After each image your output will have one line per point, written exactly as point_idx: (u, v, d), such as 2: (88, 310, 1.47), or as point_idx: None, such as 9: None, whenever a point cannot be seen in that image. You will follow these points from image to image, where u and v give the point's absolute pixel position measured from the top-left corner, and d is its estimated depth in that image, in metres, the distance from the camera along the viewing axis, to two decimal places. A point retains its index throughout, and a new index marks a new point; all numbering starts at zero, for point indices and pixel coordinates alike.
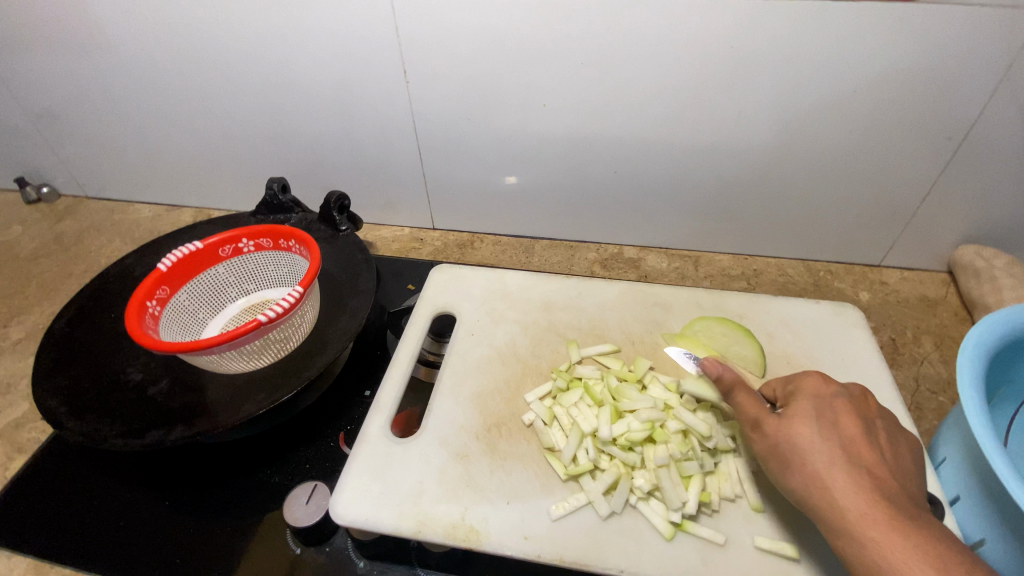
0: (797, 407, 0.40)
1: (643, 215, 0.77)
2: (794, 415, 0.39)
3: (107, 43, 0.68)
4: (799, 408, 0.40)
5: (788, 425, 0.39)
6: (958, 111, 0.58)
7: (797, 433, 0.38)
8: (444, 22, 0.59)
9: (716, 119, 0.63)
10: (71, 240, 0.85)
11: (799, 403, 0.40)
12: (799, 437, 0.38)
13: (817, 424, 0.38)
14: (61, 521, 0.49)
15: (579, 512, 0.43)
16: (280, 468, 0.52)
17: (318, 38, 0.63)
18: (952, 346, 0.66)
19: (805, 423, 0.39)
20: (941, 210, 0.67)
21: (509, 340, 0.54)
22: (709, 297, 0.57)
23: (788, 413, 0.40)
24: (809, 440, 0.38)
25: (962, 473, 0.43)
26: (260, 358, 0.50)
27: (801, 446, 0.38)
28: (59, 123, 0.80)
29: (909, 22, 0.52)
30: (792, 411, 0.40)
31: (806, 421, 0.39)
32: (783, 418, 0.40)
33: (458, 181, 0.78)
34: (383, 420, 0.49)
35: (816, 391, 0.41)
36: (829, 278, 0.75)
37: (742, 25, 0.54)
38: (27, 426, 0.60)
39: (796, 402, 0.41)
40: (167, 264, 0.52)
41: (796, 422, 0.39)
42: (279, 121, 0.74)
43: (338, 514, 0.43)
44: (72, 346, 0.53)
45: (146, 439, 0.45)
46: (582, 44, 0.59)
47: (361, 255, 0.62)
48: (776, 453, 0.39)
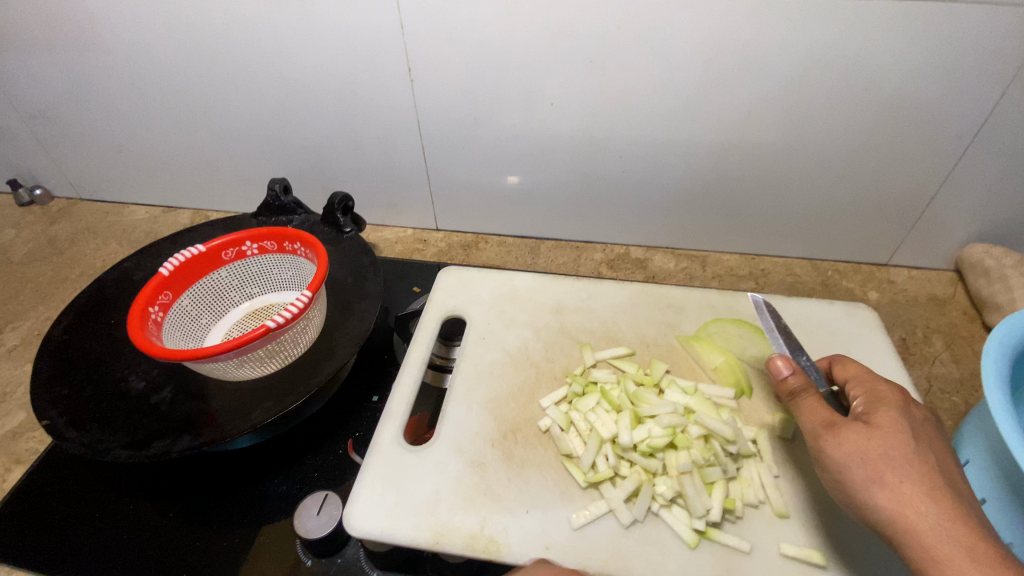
0: (884, 419, 0.38)
1: (650, 215, 0.76)
2: (884, 426, 0.37)
3: (101, 42, 0.67)
4: (888, 419, 0.38)
5: (879, 438, 0.37)
6: (970, 110, 0.57)
7: (889, 446, 0.36)
8: (449, 20, 0.58)
9: (726, 118, 0.62)
10: (66, 243, 0.83)
11: (887, 414, 0.38)
12: (890, 452, 0.36)
13: (908, 440, 0.37)
14: (62, 535, 0.47)
15: (599, 521, 0.42)
16: (289, 477, 0.51)
17: (320, 37, 0.62)
18: (962, 345, 0.66)
19: (896, 437, 0.37)
20: (950, 208, 0.67)
21: (521, 344, 0.53)
22: (722, 298, 0.56)
23: (871, 422, 0.38)
24: (899, 455, 0.36)
25: (987, 476, 0.43)
26: (267, 365, 0.49)
27: (889, 462, 0.36)
28: (52, 123, 0.78)
29: (922, 20, 0.51)
30: (877, 421, 0.38)
31: (898, 435, 0.37)
32: (870, 428, 0.37)
33: (462, 181, 0.77)
34: (395, 427, 0.48)
35: (897, 401, 0.39)
36: (837, 277, 0.75)
37: (754, 23, 0.53)
38: (24, 436, 0.58)
39: (881, 411, 0.39)
40: (169, 269, 0.51)
41: (885, 434, 0.37)
42: (279, 121, 0.72)
43: (353, 525, 0.42)
44: (72, 353, 0.51)
45: (151, 450, 0.44)
46: (590, 42, 0.58)
47: (367, 257, 0.61)
48: (861, 466, 0.36)
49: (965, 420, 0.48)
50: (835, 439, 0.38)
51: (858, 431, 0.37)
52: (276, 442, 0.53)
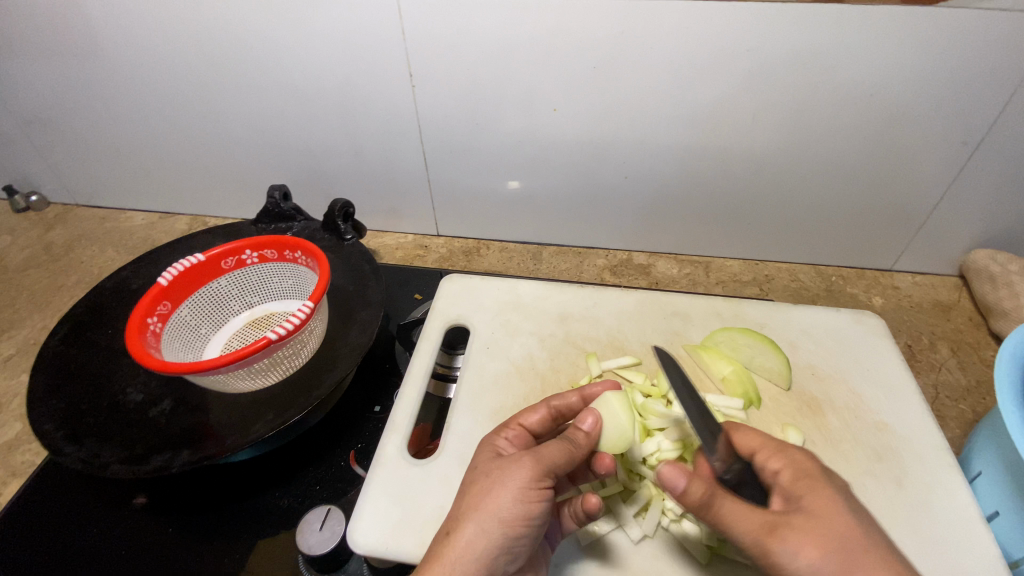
0: (816, 499, 0.34)
1: (653, 221, 0.76)
2: (819, 512, 0.33)
3: (97, 46, 0.66)
4: (821, 502, 0.34)
5: (826, 528, 0.32)
6: (976, 115, 0.57)
7: (841, 536, 0.32)
8: (451, 24, 0.57)
9: (731, 123, 0.62)
10: (62, 250, 0.82)
11: (817, 497, 0.34)
12: (842, 541, 0.31)
13: (851, 518, 0.33)
14: (58, 551, 0.46)
15: (610, 535, 0.44)
16: (290, 490, 0.50)
17: (320, 41, 0.61)
18: (969, 352, 0.65)
19: (841, 521, 0.33)
20: (955, 214, 0.67)
21: (526, 354, 0.53)
22: (728, 306, 0.55)
23: (805, 509, 0.34)
24: (857, 543, 0.31)
25: (999, 488, 0.42)
26: (268, 377, 0.48)
27: (849, 554, 0.31)
28: (47, 129, 0.77)
29: (928, 25, 0.51)
30: (809, 505, 0.34)
31: (842, 518, 0.33)
32: (807, 519, 0.33)
33: (463, 186, 0.76)
34: (399, 440, 0.48)
35: (818, 469, 0.36)
36: (841, 283, 0.74)
37: (759, 27, 0.53)
38: (21, 448, 0.57)
39: (807, 487, 0.35)
40: (167, 278, 0.50)
41: (832, 522, 0.32)
42: (278, 126, 0.72)
43: (357, 542, 0.42)
44: (68, 365, 0.50)
45: (150, 464, 0.43)
46: (593, 46, 0.57)
47: (369, 265, 0.60)
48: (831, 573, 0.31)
49: (975, 432, 0.47)
50: (785, 547, 0.32)
51: (803, 524, 0.32)
52: (277, 454, 0.52)
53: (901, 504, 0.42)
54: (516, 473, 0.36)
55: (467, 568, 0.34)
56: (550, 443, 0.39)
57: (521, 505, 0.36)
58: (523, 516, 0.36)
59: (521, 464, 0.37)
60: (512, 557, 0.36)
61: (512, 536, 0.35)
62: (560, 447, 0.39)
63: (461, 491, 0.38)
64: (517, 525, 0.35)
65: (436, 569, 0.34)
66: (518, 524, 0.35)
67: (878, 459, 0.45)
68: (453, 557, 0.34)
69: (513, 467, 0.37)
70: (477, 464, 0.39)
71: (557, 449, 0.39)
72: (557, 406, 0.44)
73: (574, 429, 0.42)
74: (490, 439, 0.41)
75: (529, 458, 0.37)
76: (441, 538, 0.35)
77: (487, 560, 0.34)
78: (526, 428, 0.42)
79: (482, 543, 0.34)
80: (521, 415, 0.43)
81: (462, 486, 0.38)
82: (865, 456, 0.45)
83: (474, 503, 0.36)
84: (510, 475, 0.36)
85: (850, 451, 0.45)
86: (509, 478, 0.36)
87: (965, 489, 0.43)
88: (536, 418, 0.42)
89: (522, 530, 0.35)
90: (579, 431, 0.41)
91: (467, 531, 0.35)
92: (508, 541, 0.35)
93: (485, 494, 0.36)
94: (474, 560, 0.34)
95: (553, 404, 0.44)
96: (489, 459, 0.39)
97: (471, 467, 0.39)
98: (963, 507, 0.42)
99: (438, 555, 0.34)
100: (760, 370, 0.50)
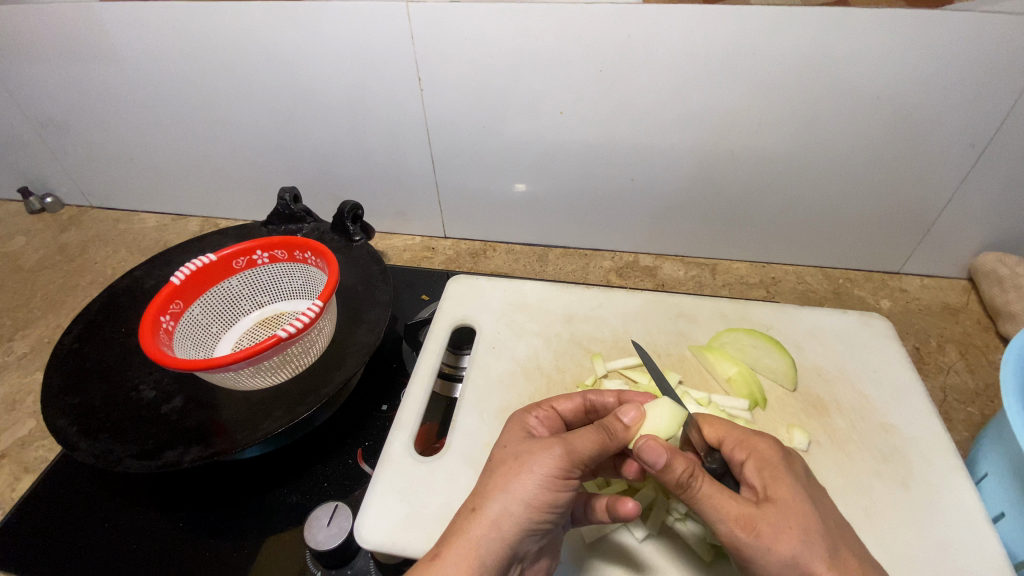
0: (782, 491, 0.35)
1: (658, 223, 0.76)
2: (788, 506, 0.35)
3: (112, 51, 0.67)
4: (788, 494, 0.35)
5: (793, 518, 0.34)
6: (982, 118, 0.57)
7: (806, 525, 0.34)
8: (458, 29, 0.58)
9: (737, 125, 0.62)
10: (76, 251, 0.84)
11: (785, 487, 0.35)
12: (806, 532, 0.34)
13: (808, 508, 0.35)
14: (70, 546, 0.47)
15: (616, 534, 0.45)
16: (298, 487, 0.50)
17: (331, 47, 0.62)
18: (977, 355, 0.65)
19: (802, 511, 0.34)
20: (963, 217, 0.66)
21: (531, 354, 0.53)
22: (734, 307, 0.55)
23: (771, 500, 0.35)
24: (818, 535, 0.34)
25: (1005, 490, 0.42)
26: (278, 375, 0.49)
27: (811, 546, 0.33)
28: (64, 132, 0.79)
29: (931, 28, 0.51)
30: (777, 496, 0.35)
31: (804, 509, 0.35)
32: (776, 510, 0.34)
33: (471, 190, 0.77)
34: (405, 438, 0.48)
35: (779, 458, 0.38)
36: (848, 285, 0.74)
37: (764, 31, 0.53)
38: (34, 445, 0.58)
39: (772, 478, 0.37)
40: (180, 278, 0.51)
41: (797, 514, 0.34)
42: (288, 129, 0.73)
43: (364, 538, 0.42)
44: (83, 362, 0.51)
45: (161, 459, 0.44)
46: (598, 52, 0.58)
47: (377, 266, 0.61)
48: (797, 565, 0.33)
49: (982, 434, 0.47)
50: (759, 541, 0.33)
51: (775, 517, 0.34)
52: (286, 452, 0.53)
53: (908, 505, 0.42)
54: (546, 459, 0.36)
55: (490, 545, 0.34)
56: (584, 429, 0.39)
57: (548, 490, 0.36)
58: (547, 502, 0.36)
59: (552, 450, 0.37)
60: (534, 537, 0.37)
61: (536, 518, 0.36)
62: (596, 434, 0.38)
63: (489, 470, 0.38)
64: (542, 509, 0.36)
65: (458, 539, 0.34)
66: (544, 509, 0.36)
67: (884, 460, 0.45)
68: (479, 532, 0.34)
69: (544, 452, 0.37)
70: (508, 443, 0.40)
71: (591, 438, 0.38)
72: (592, 399, 0.44)
73: (612, 419, 0.40)
74: (520, 417, 0.43)
75: (561, 446, 0.37)
76: (467, 514, 0.36)
77: (509, 540, 0.35)
78: (556, 412, 0.43)
79: (507, 523, 0.35)
80: (554, 399, 0.44)
81: (490, 467, 0.39)
82: (871, 457, 0.45)
83: (502, 484, 0.36)
84: (540, 460, 0.36)
85: (856, 452, 0.45)
86: (538, 463, 0.36)
87: (972, 491, 0.43)
88: (568, 405, 0.44)
89: (546, 514, 0.36)
90: (617, 422, 0.40)
91: (494, 510, 0.35)
92: (532, 523, 0.36)
93: (513, 477, 0.36)
94: (498, 538, 0.35)
95: (588, 395, 0.44)
96: (519, 441, 0.40)
97: (500, 446, 0.39)
98: (969, 509, 0.42)
99: (463, 529, 0.35)
100: (766, 371, 0.50)
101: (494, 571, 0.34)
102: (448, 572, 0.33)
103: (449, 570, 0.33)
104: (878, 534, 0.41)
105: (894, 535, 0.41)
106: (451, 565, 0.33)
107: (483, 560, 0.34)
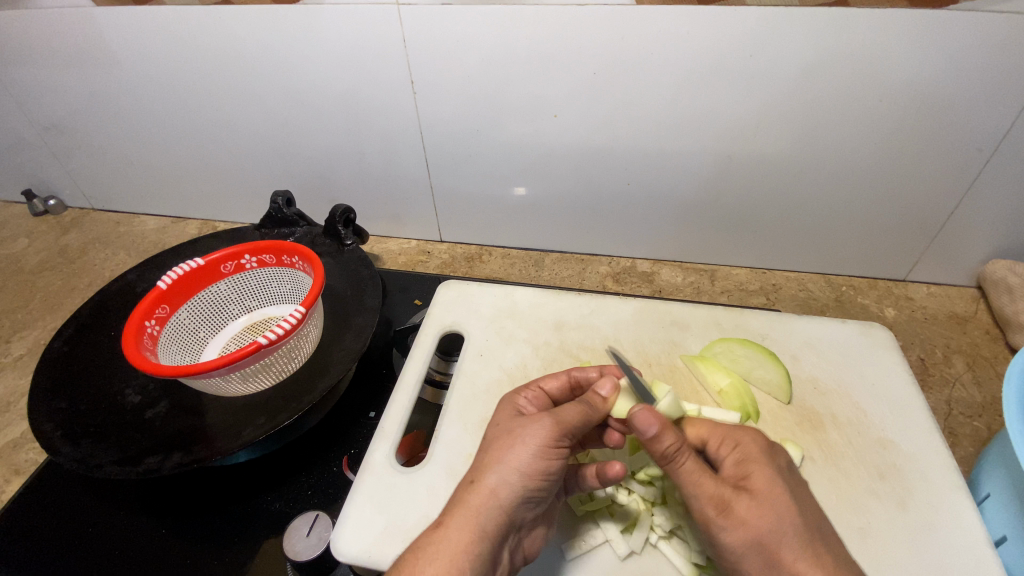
0: (758, 479, 0.35)
1: (655, 228, 0.75)
2: (762, 494, 0.34)
3: (110, 55, 0.67)
4: (765, 482, 0.35)
5: (766, 505, 0.34)
6: (990, 123, 0.55)
7: (777, 513, 0.34)
8: (452, 32, 0.58)
9: (735, 129, 0.61)
10: (76, 253, 0.84)
11: (763, 475, 0.35)
12: (777, 522, 0.33)
13: (785, 497, 0.34)
14: (51, 551, 0.47)
15: (596, 552, 0.43)
16: (281, 494, 0.50)
17: (326, 52, 0.62)
18: (985, 365, 0.63)
19: (777, 500, 0.34)
20: (970, 224, 0.64)
21: (518, 362, 0.53)
22: (728, 316, 0.54)
23: (748, 488, 0.35)
24: (786, 523, 0.33)
25: (1007, 512, 0.41)
26: (261, 380, 0.49)
27: (779, 534, 0.33)
28: (65, 135, 0.80)
29: (936, 28, 0.49)
30: (755, 484, 0.35)
31: (779, 498, 0.34)
32: (751, 497, 0.34)
33: (467, 193, 0.76)
34: (387, 448, 0.47)
35: (763, 452, 0.37)
36: (851, 293, 0.72)
37: (763, 33, 0.52)
38: (25, 447, 0.58)
39: (754, 468, 0.36)
40: (167, 282, 0.51)
41: (771, 502, 0.34)
42: (284, 132, 0.73)
43: (339, 550, 0.42)
44: (71, 365, 0.51)
45: (141, 466, 0.43)
46: (594, 54, 0.57)
47: (367, 270, 0.61)
48: (758, 551, 0.33)
49: (984, 453, 0.46)
50: (726, 524, 0.34)
51: (746, 504, 0.34)
52: (271, 457, 0.52)
53: (904, 525, 0.41)
54: (535, 430, 0.37)
55: (490, 513, 0.34)
56: (568, 404, 0.39)
57: (541, 459, 0.36)
58: (541, 471, 0.36)
59: (542, 423, 0.37)
60: (531, 504, 0.37)
61: (533, 488, 0.36)
62: (580, 407, 0.39)
63: (485, 446, 0.38)
64: (538, 478, 0.36)
65: (459, 509, 0.35)
66: (540, 478, 0.36)
67: (881, 477, 0.43)
68: (477, 501, 0.35)
69: (534, 426, 0.37)
70: (500, 421, 0.40)
71: (576, 410, 0.38)
72: (576, 375, 0.44)
73: (591, 394, 0.41)
74: (510, 398, 0.42)
75: (550, 419, 0.37)
76: (465, 486, 0.36)
77: (508, 509, 0.35)
78: (543, 391, 0.43)
79: (506, 491, 0.35)
80: (541, 379, 0.44)
81: (486, 442, 0.39)
82: (868, 474, 0.43)
83: (497, 456, 0.36)
84: (533, 432, 0.37)
85: (852, 468, 0.44)
86: (530, 435, 0.37)
87: (974, 512, 0.41)
88: (555, 383, 0.43)
89: (542, 483, 0.36)
90: (596, 395, 0.40)
91: (492, 480, 0.35)
92: (530, 492, 0.36)
93: (507, 451, 0.37)
94: (498, 505, 0.35)
95: (573, 371, 0.44)
96: (510, 417, 0.40)
97: (492, 425, 0.40)
98: (971, 531, 0.40)
99: (462, 499, 0.35)
100: (759, 382, 0.49)
101: (496, 538, 0.34)
102: (451, 537, 0.33)
103: (452, 537, 0.33)
104: (874, 555, 0.39)
105: (890, 557, 0.39)
106: (454, 532, 0.34)
107: (484, 528, 0.34)
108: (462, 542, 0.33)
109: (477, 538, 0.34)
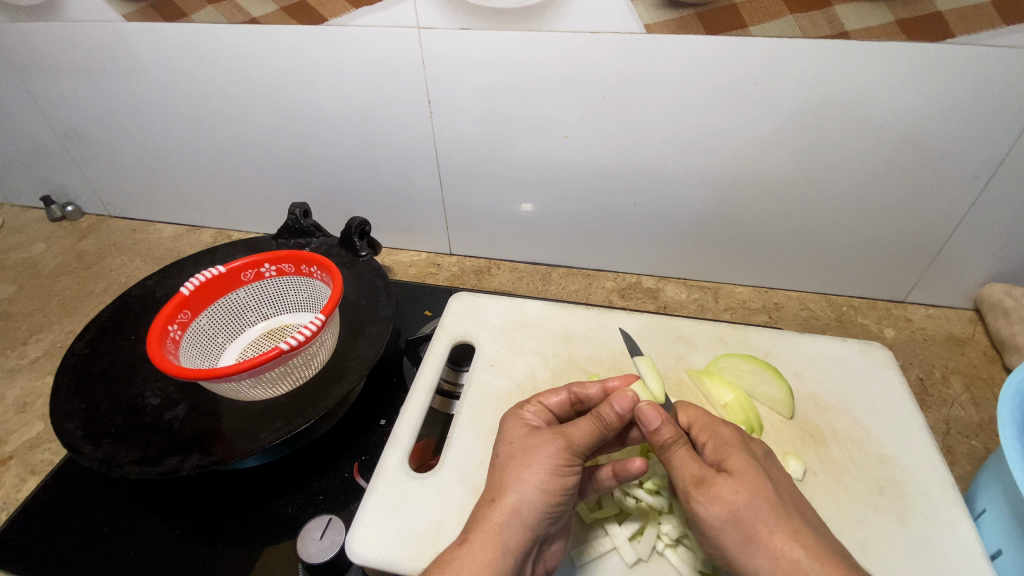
0: (735, 461, 0.37)
1: (659, 245, 0.76)
2: (737, 473, 0.36)
3: (137, 68, 0.70)
4: (741, 464, 0.37)
5: (742, 483, 0.35)
6: (984, 151, 0.57)
7: (751, 490, 0.35)
8: (467, 57, 0.60)
9: (740, 152, 0.63)
10: (93, 259, 0.86)
11: (739, 457, 0.37)
12: (752, 500, 0.35)
13: (760, 477, 0.36)
14: (65, 550, 0.48)
15: (605, 558, 0.44)
16: (294, 499, 0.51)
17: (343, 71, 0.64)
18: (983, 387, 0.64)
19: (753, 480, 0.36)
20: (967, 248, 0.66)
21: (528, 373, 0.54)
22: (732, 332, 0.56)
23: (727, 470, 0.37)
24: (761, 503, 0.35)
25: (1003, 526, 0.42)
26: (278, 386, 0.50)
27: (755, 508, 0.34)
28: (88, 144, 0.82)
29: (931, 62, 0.52)
30: (732, 465, 0.37)
31: (755, 478, 0.36)
32: (728, 478, 0.36)
33: (478, 208, 0.78)
34: (400, 453, 0.49)
35: (737, 441, 0.39)
36: (852, 313, 0.74)
37: (767, 62, 0.54)
38: (40, 448, 0.60)
39: (727, 453, 0.38)
40: (189, 288, 0.52)
41: (746, 481, 0.35)
42: (301, 146, 0.75)
43: (355, 552, 0.43)
44: (91, 368, 0.53)
45: (161, 467, 0.44)
46: (602, 78, 0.59)
47: (381, 281, 0.62)
48: (733, 529, 0.35)
49: (982, 469, 0.48)
50: (703, 497, 0.36)
51: (724, 482, 0.36)
52: (283, 462, 0.53)
53: (903, 538, 0.42)
54: (548, 450, 0.39)
55: (513, 530, 0.36)
56: (581, 421, 0.41)
57: (558, 477, 0.38)
58: (559, 487, 0.38)
59: (555, 443, 0.39)
60: (553, 520, 0.38)
61: (553, 504, 0.38)
62: (592, 424, 0.40)
63: (498, 465, 0.40)
64: (557, 495, 0.38)
65: (482, 526, 0.37)
66: (558, 494, 0.38)
67: (880, 491, 0.45)
68: (501, 518, 0.37)
69: (547, 445, 0.39)
70: (512, 439, 0.42)
71: (587, 429, 0.40)
72: (578, 392, 0.44)
73: (606, 407, 0.40)
74: (515, 413, 0.44)
75: (563, 439, 0.40)
76: (487, 504, 0.38)
77: (531, 525, 0.37)
78: (546, 406, 0.44)
79: (528, 509, 0.37)
80: (543, 394, 0.45)
81: (498, 462, 0.41)
82: (868, 489, 0.45)
83: (516, 476, 0.38)
84: (546, 452, 0.39)
85: (853, 482, 0.45)
86: (546, 455, 0.39)
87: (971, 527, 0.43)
88: (556, 399, 0.44)
89: (561, 498, 0.38)
90: (609, 409, 0.40)
91: (513, 499, 0.37)
92: (550, 508, 0.38)
93: (524, 469, 0.38)
94: (520, 522, 0.37)
95: (573, 387, 0.44)
96: (522, 435, 0.41)
97: (505, 443, 0.41)
98: (969, 545, 0.42)
99: (485, 516, 0.37)
100: (763, 398, 0.51)
101: (521, 553, 0.36)
102: (477, 553, 0.35)
103: (477, 554, 0.35)
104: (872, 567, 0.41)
105: (888, 569, 0.41)
106: (479, 548, 0.36)
107: (509, 543, 0.36)
108: (487, 558, 0.35)
109: (502, 554, 0.36)
